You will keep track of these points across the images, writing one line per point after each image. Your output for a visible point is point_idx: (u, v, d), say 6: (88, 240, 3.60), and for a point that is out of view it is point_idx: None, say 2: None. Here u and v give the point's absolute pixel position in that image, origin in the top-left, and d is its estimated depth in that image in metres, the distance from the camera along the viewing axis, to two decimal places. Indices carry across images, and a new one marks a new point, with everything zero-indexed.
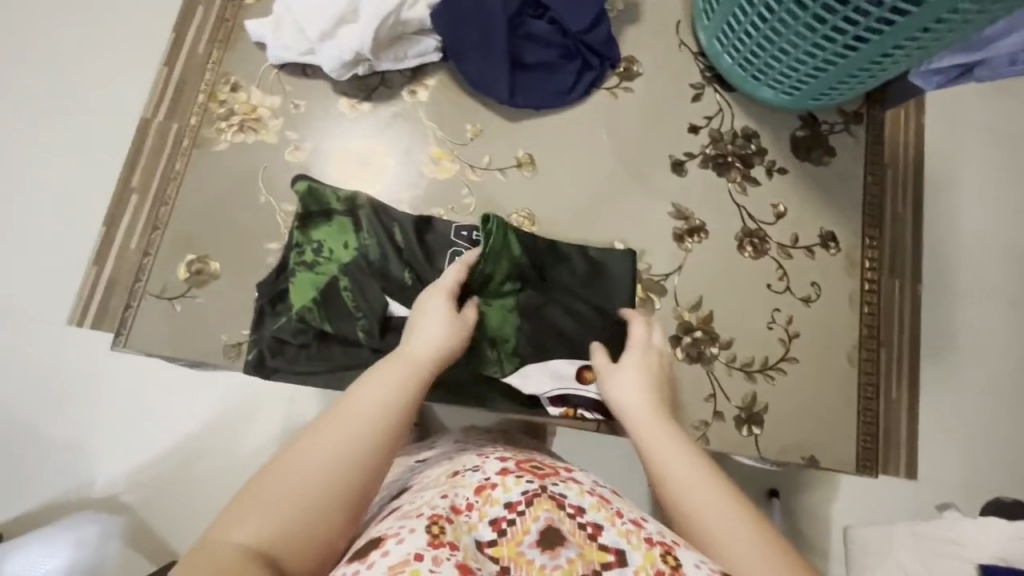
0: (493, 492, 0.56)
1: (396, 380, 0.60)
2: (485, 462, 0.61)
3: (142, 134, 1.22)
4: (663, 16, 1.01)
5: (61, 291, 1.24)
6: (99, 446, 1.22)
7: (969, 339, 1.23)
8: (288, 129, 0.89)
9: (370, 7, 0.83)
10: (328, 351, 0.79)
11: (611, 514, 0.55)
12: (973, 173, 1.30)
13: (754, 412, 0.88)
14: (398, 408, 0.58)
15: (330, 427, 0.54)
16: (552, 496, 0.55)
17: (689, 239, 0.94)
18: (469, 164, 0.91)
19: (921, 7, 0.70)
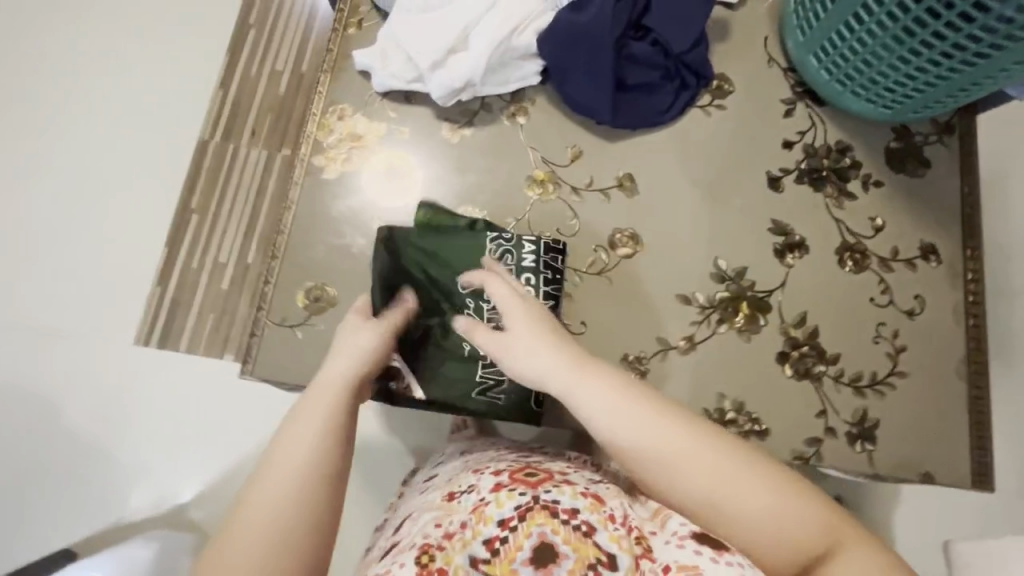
0: (486, 510, 0.61)
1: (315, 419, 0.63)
2: (477, 483, 0.67)
3: (202, 154, 1.34)
4: (752, 32, 1.02)
5: (133, 316, 1.25)
6: (160, 458, 1.20)
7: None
8: (395, 155, 0.90)
9: (482, 35, 0.84)
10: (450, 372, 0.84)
11: (605, 517, 0.61)
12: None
13: (866, 427, 0.88)
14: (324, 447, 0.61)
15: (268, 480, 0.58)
16: (545, 506, 0.61)
17: (790, 255, 0.93)
18: (570, 185, 0.92)
19: None
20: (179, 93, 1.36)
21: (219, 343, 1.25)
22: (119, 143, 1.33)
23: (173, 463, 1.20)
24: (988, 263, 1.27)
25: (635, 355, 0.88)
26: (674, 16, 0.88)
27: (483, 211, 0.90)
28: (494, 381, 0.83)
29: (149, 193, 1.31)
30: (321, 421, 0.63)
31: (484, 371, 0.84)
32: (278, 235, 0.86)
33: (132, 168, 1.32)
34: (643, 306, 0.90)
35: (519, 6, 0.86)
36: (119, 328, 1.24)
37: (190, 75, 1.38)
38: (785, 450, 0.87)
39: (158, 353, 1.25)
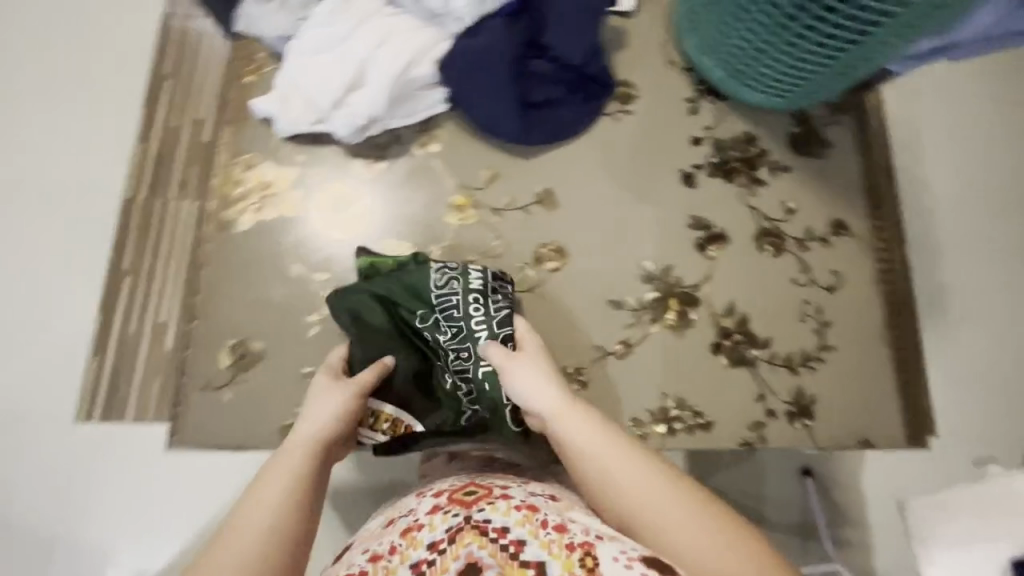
0: (418, 534, 0.56)
1: (277, 476, 0.59)
2: (417, 506, 0.60)
3: (112, 212, 1.24)
4: (648, 37, 1.05)
5: (53, 396, 1.15)
6: (117, 540, 1.11)
7: (982, 291, 1.23)
8: (311, 200, 0.90)
9: (378, 71, 0.83)
10: (435, 407, 0.80)
11: (536, 527, 0.54)
12: (949, 116, 1.28)
13: (804, 404, 0.90)
14: (283, 506, 0.56)
15: (226, 545, 0.53)
16: (475, 525, 0.54)
17: (711, 247, 0.96)
18: (489, 208, 0.93)
19: (902, 9, 0.74)
20: (83, 149, 1.26)
21: (160, 410, 1.19)
22: (18, 211, 1.23)
23: (116, 547, 1.11)
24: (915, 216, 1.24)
25: (574, 367, 0.89)
26: (569, 29, 0.89)
27: (407, 245, 0.91)
28: (475, 411, 0.79)
29: (54, 256, 1.21)
30: (280, 480, 0.59)
31: (465, 402, 0.79)
32: (200, 294, 0.84)
33: (32, 231, 1.22)
34: (578, 318, 0.91)
35: (411, 38, 0.84)
36: (37, 408, 1.14)
37: (89, 129, 1.28)
38: (731, 438, 0.89)
39: (82, 433, 1.14)
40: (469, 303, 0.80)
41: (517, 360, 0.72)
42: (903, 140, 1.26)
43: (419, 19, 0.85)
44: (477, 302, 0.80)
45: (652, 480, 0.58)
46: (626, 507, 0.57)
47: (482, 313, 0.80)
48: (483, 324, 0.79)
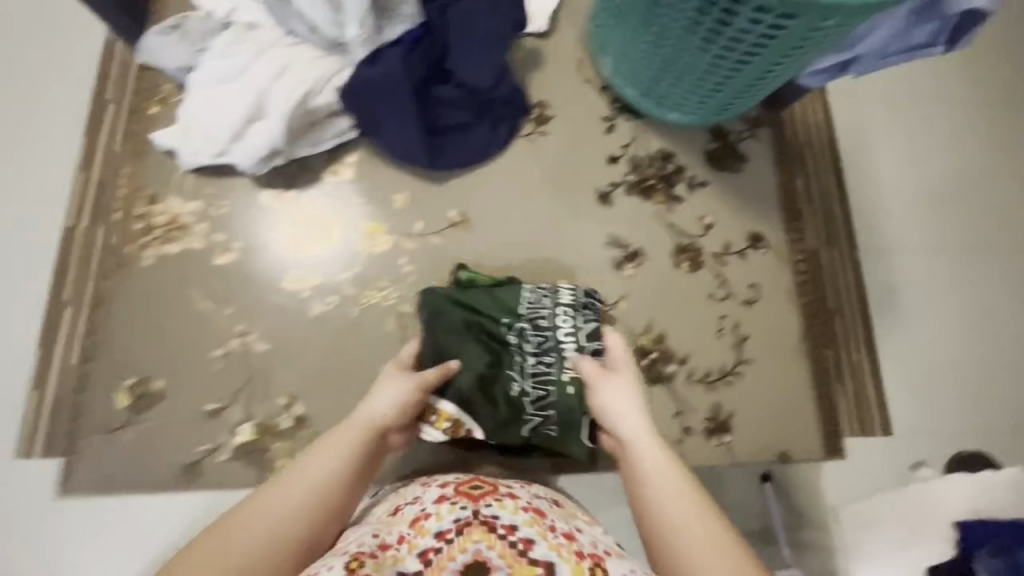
0: (426, 523, 0.57)
1: (336, 453, 0.62)
2: (422, 495, 0.62)
3: None
4: (566, 56, 1.05)
5: None
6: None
7: (911, 300, 1.17)
8: (217, 232, 0.88)
9: (276, 103, 0.82)
10: (494, 413, 0.79)
11: (545, 529, 0.57)
12: (890, 125, 1.25)
13: (722, 418, 0.91)
14: (333, 485, 0.60)
15: (276, 493, 0.57)
16: (484, 521, 0.56)
17: (628, 265, 0.96)
18: (402, 233, 0.93)
19: (777, 38, 0.74)
20: None
21: None
22: None
23: None
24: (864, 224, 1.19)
25: None
26: (473, 55, 0.88)
27: (316, 273, 0.89)
28: (545, 418, 0.80)
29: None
30: (335, 457, 0.62)
31: (532, 409, 0.80)
32: (100, 333, 0.81)
33: None
34: None
35: (311, 69, 0.84)
36: None
37: None
38: None
39: None
40: (558, 314, 0.82)
41: (607, 379, 0.72)
42: (857, 146, 1.23)
43: (317, 47, 0.84)
44: (562, 315, 0.82)
45: (708, 532, 0.56)
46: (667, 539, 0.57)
47: (569, 325, 0.81)
48: (565, 337, 0.81)
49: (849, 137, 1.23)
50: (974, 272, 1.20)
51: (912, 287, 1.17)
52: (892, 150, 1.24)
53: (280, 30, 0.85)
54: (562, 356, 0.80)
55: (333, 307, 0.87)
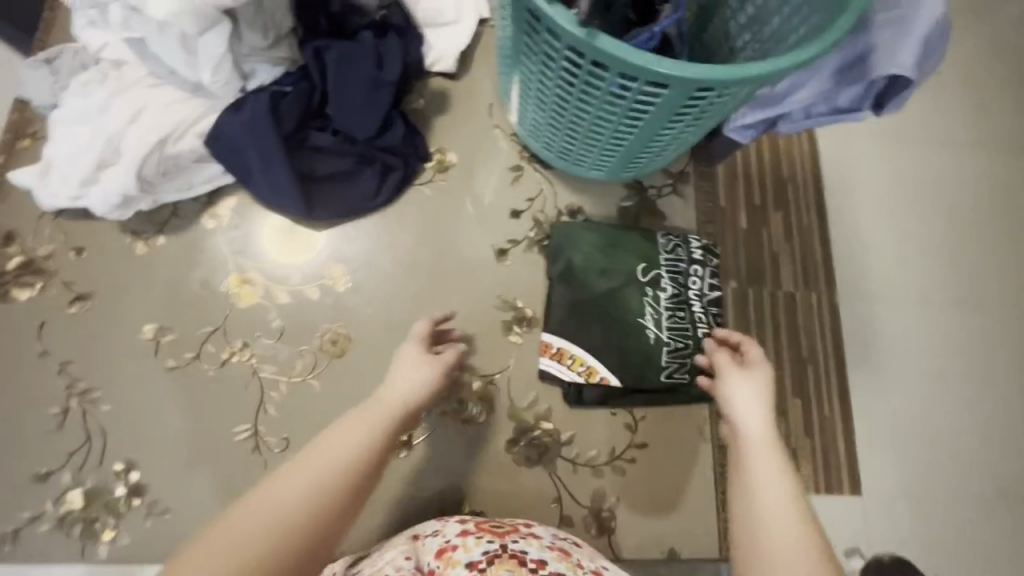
0: (453, 555, 0.58)
1: (357, 438, 0.55)
2: (443, 529, 0.63)
3: None
4: (475, 99, 0.99)
5: None
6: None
7: (890, 358, 1.02)
8: (72, 280, 0.82)
9: (127, 148, 0.77)
10: (627, 359, 0.85)
11: (573, 565, 0.59)
12: (877, 159, 1.09)
13: (605, 508, 0.83)
14: (346, 478, 0.52)
15: (288, 479, 0.50)
16: (513, 555, 0.57)
17: (517, 329, 0.89)
18: (273, 284, 0.86)
19: (655, 105, 0.69)
20: None
21: None
22: None
23: None
24: (840, 266, 1.04)
25: None
26: (353, 102, 0.83)
27: (172, 326, 0.83)
28: (680, 365, 0.86)
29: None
30: (355, 444, 0.54)
31: (669, 356, 0.86)
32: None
33: None
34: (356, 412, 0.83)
35: (170, 112, 0.79)
36: None
37: None
38: None
39: None
40: (690, 273, 0.91)
41: (738, 372, 0.72)
42: (833, 183, 1.07)
43: (184, 89, 0.79)
44: (697, 273, 0.91)
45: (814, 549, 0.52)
46: (755, 537, 0.54)
47: (699, 286, 0.91)
48: (695, 294, 0.90)
49: (830, 172, 1.07)
50: (965, 329, 1.04)
51: (890, 342, 1.02)
52: (878, 185, 1.08)
53: (145, 68, 0.80)
54: (693, 314, 0.89)
55: (187, 365, 0.81)
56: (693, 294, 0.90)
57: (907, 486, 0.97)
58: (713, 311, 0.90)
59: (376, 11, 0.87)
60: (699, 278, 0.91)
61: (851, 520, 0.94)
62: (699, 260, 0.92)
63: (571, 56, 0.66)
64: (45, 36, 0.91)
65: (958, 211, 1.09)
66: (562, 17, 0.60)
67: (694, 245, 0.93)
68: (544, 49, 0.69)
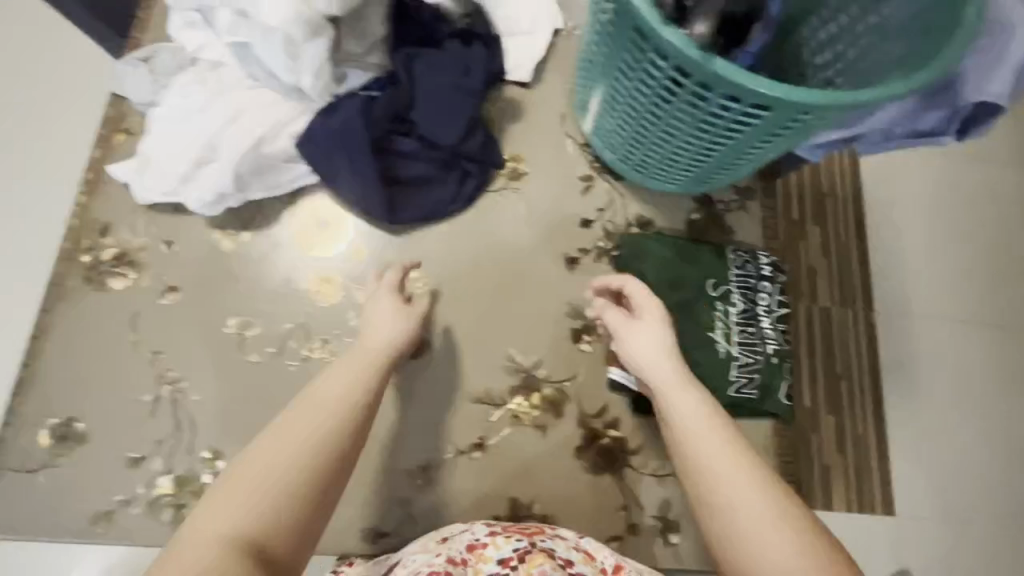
0: (484, 551, 0.61)
1: (346, 376, 0.64)
2: (473, 528, 0.67)
3: None
4: (548, 109, 1.01)
5: None
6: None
7: (926, 375, 1.01)
8: (163, 273, 0.86)
9: (227, 149, 0.80)
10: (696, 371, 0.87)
11: (597, 568, 0.64)
12: (925, 178, 1.09)
13: (670, 519, 0.84)
14: (342, 408, 0.61)
15: (293, 416, 0.59)
16: (543, 551, 0.62)
17: (587, 338, 0.90)
18: (353, 284, 0.89)
19: (751, 126, 0.70)
20: None
21: None
22: None
23: None
24: (880, 281, 1.04)
25: (422, 466, 0.84)
26: (440, 108, 0.85)
27: (255, 321, 0.85)
28: (749, 380, 0.87)
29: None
30: (343, 383, 0.63)
31: (738, 371, 0.87)
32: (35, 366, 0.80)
33: None
34: (428, 411, 0.85)
35: (266, 114, 0.81)
36: None
37: None
38: None
39: None
40: (760, 288, 0.92)
41: (629, 328, 0.74)
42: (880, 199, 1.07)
43: (280, 92, 0.82)
44: (766, 289, 0.92)
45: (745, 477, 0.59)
46: (698, 480, 0.61)
47: (768, 302, 0.91)
48: (764, 311, 0.91)
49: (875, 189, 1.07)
50: (998, 352, 1.03)
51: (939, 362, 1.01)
52: (921, 202, 1.08)
53: (242, 71, 0.83)
54: (762, 331, 0.89)
55: (270, 360, 0.84)
56: (762, 310, 0.91)
57: (958, 508, 0.97)
58: (782, 328, 0.91)
59: (459, 22, 0.88)
60: (768, 294, 0.92)
61: (912, 542, 0.94)
62: (769, 277, 0.92)
63: (676, 76, 0.67)
64: (139, 34, 0.94)
65: (1007, 236, 1.09)
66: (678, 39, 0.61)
67: (762, 260, 0.93)
68: (644, 67, 0.70)
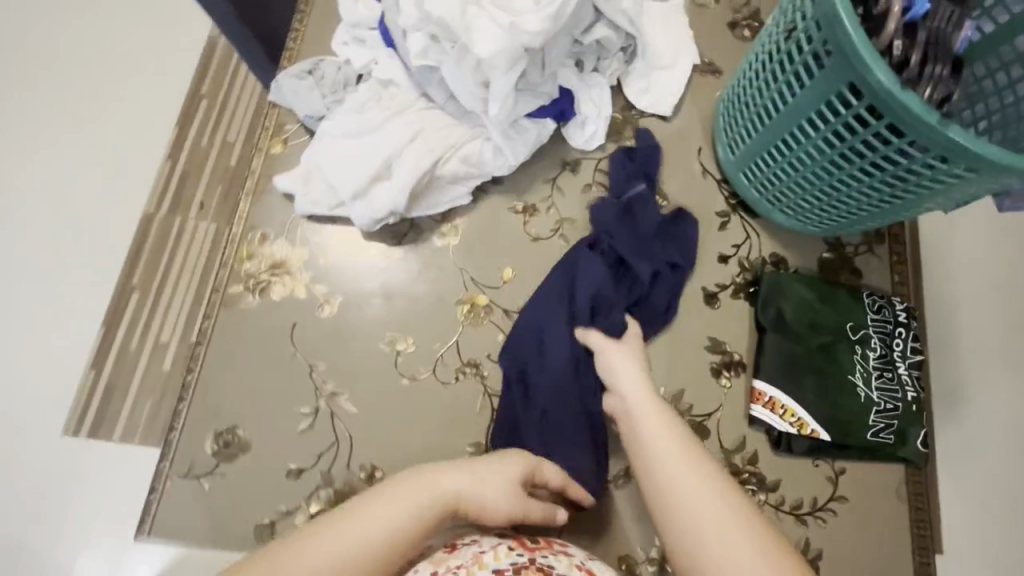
0: (484, 558, 0.61)
1: (405, 507, 0.61)
2: (480, 538, 0.65)
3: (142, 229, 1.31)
4: (685, 143, 1.02)
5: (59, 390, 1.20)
6: (74, 537, 1.10)
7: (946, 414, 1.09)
8: (317, 283, 0.86)
9: (404, 166, 0.82)
10: (836, 413, 0.88)
11: None
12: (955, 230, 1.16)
13: (810, 559, 0.86)
14: (382, 538, 0.59)
15: (317, 538, 0.56)
16: (541, 569, 0.61)
17: (726, 374, 0.92)
18: (504, 308, 0.89)
19: (953, 185, 0.70)
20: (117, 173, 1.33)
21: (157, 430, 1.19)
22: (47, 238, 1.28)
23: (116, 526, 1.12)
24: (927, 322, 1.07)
25: None
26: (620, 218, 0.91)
27: (405, 337, 0.86)
28: (887, 424, 0.89)
29: (41, 242, 1.27)
30: (394, 517, 0.60)
31: (878, 415, 0.89)
32: (158, 343, 1.25)
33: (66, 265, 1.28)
34: None
35: (440, 136, 0.84)
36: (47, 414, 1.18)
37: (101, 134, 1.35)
38: None
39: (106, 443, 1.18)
40: (897, 334, 0.93)
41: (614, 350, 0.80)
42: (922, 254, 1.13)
43: (453, 115, 0.84)
44: (901, 335, 0.93)
45: (707, 486, 0.63)
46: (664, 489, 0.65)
47: (903, 348, 0.93)
48: (899, 356, 0.92)
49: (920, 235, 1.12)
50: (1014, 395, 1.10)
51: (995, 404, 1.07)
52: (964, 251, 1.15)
53: (417, 93, 0.85)
54: (900, 376, 0.91)
55: (423, 378, 0.85)
56: (899, 355, 0.92)
57: None
58: (918, 376, 0.92)
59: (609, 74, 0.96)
60: (903, 339, 0.93)
61: None
62: (906, 323, 0.94)
63: (886, 134, 0.68)
64: (295, 46, 0.96)
65: None
66: (912, 104, 0.63)
67: (897, 306, 0.95)
68: (842, 121, 0.72)
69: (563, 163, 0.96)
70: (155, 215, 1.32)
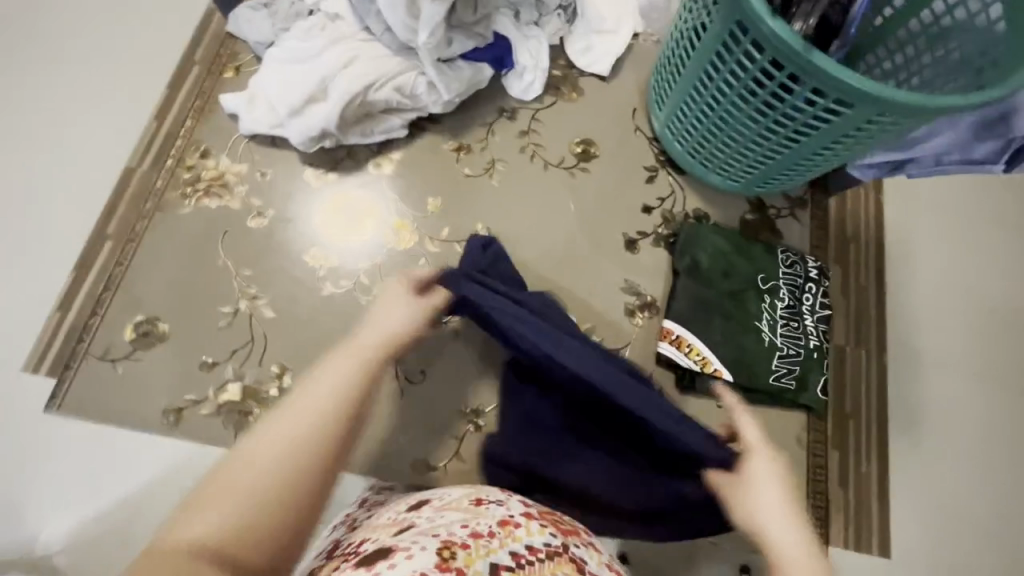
0: (515, 531, 0.50)
1: (338, 372, 0.54)
2: (507, 500, 0.55)
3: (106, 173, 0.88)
4: (620, 102, 1.07)
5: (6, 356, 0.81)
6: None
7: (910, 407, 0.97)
8: (253, 197, 0.91)
9: (337, 88, 0.88)
10: (739, 355, 0.92)
11: None
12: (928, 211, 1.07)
13: None
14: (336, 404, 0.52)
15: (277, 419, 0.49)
16: (574, 559, 0.50)
17: (640, 315, 0.95)
18: (428, 234, 0.94)
19: (839, 118, 0.74)
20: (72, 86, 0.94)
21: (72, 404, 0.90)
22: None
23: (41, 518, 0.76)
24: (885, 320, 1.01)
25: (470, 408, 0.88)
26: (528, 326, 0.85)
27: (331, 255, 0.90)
28: (789, 370, 0.92)
29: None
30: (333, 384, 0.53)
31: (780, 359, 0.92)
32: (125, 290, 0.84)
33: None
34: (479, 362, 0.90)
35: (374, 65, 0.89)
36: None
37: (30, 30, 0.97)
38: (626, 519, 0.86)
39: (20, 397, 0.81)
40: (807, 288, 0.97)
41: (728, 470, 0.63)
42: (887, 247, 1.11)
43: (390, 48, 0.90)
44: (811, 290, 0.97)
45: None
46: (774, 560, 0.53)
47: (812, 302, 0.96)
48: (807, 309, 0.96)
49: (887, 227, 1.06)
50: (1011, 408, 0.98)
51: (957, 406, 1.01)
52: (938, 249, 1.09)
53: (358, 26, 0.91)
54: (805, 326, 0.95)
55: (345, 291, 0.89)
56: (806, 307, 0.96)
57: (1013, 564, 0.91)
58: (824, 329, 0.95)
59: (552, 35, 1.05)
60: (812, 292, 0.97)
61: None
62: (817, 278, 0.98)
63: (768, 67, 0.74)
64: None
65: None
66: (777, 30, 0.68)
67: (808, 262, 0.98)
68: (735, 58, 0.77)
69: (500, 111, 1.02)
70: (135, 171, 0.90)
